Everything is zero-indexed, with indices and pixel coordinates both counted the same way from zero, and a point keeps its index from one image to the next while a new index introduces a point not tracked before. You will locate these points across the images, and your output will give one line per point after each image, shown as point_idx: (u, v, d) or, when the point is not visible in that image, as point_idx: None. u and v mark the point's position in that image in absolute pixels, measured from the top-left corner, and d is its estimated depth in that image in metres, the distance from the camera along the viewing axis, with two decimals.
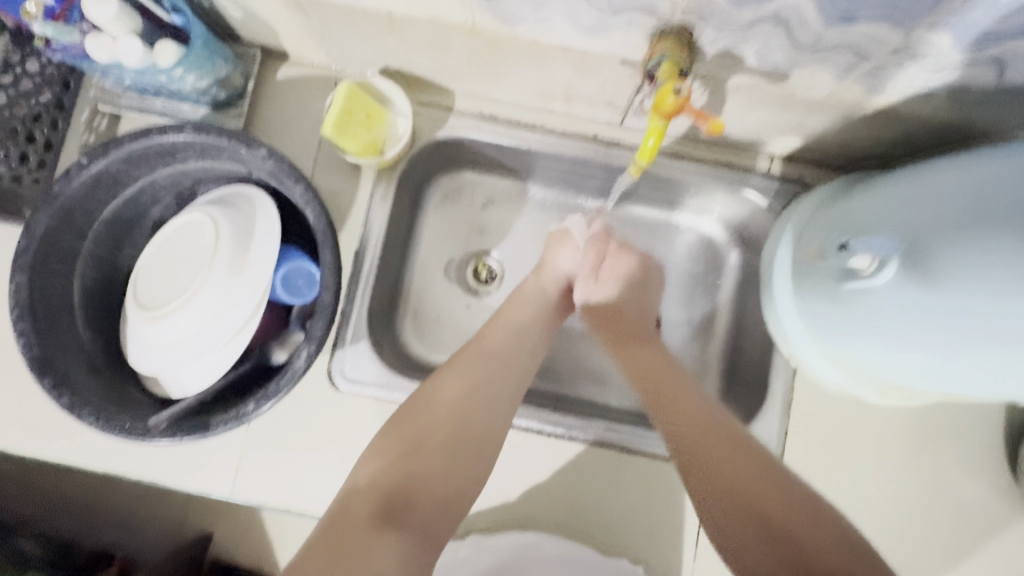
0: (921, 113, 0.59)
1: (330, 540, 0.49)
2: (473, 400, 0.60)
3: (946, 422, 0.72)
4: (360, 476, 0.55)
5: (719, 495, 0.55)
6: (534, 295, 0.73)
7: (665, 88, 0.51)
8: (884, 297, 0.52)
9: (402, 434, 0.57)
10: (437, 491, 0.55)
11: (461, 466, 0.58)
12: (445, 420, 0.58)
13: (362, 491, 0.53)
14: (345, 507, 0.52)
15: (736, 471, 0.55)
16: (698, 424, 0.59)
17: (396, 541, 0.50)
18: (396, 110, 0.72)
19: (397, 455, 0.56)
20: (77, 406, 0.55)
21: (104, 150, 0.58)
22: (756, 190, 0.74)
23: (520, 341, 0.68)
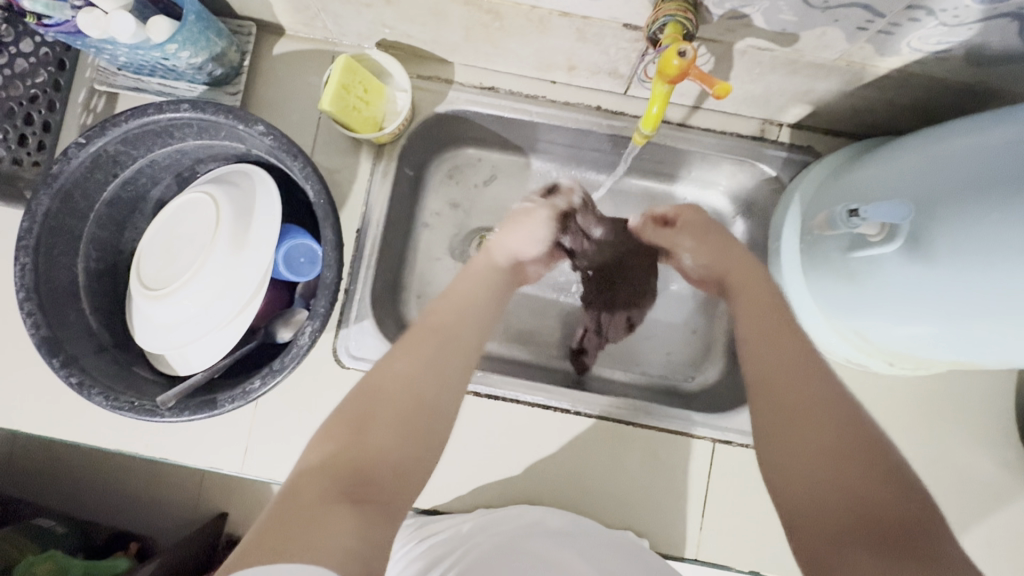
0: (935, 74, 0.57)
1: (274, 523, 0.40)
2: (419, 372, 0.54)
3: (955, 392, 0.71)
4: (308, 462, 0.46)
5: (798, 424, 0.47)
6: (480, 277, 0.67)
7: (670, 50, 0.48)
8: (896, 264, 0.51)
9: (351, 411, 0.50)
10: (390, 463, 0.47)
11: (416, 440, 0.50)
12: (394, 390, 0.52)
13: (310, 473, 0.44)
14: (293, 488, 0.43)
15: (823, 416, 0.47)
16: (781, 362, 0.52)
17: (353, 517, 0.41)
18: (395, 85, 0.71)
19: (349, 433, 0.48)
20: (86, 385, 0.56)
21: (102, 129, 0.58)
22: (763, 160, 0.73)
23: (465, 316, 0.62)
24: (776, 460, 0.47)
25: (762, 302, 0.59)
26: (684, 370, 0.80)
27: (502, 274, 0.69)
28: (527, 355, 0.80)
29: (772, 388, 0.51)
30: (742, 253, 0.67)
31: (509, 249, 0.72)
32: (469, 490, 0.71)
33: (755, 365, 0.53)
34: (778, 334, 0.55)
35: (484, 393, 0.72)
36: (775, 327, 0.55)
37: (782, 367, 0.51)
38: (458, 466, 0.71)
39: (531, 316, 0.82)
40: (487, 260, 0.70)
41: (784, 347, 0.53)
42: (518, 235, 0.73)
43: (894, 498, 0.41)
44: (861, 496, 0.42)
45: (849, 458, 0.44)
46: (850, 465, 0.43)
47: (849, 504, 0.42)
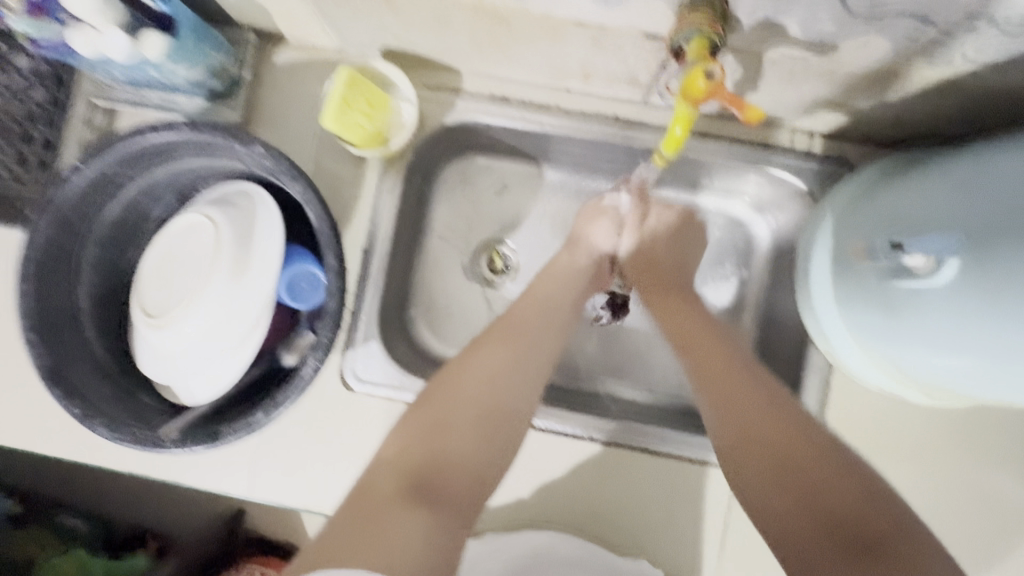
0: (990, 84, 0.51)
1: (348, 520, 0.46)
2: (500, 380, 0.57)
3: (996, 419, 0.67)
4: (387, 452, 0.51)
5: (771, 476, 0.49)
6: (563, 270, 0.68)
7: (695, 70, 0.45)
8: (942, 298, 0.47)
9: (430, 410, 0.54)
10: (462, 465, 0.51)
11: (493, 444, 0.54)
12: (476, 395, 0.55)
13: (387, 465, 0.50)
14: (370, 480, 0.49)
15: (770, 430, 0.51)
16: (786, 469, 0.49)
17: (418, 520, 0.46)
18: (399, 94, 0.67)
19: (425, 434, 0.52)
20: (90, 415, 0.55)
21: (97, 152, 0.56)
22: (791, 172, 0.68)
23: (546, 311, 0.64)
24: (738, 485, 0.51)
25: (718, 373, 0.57)
26: None
27: (585, 278, 0.69)
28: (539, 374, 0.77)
29: (779, 414, 0.52)
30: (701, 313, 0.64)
31: (589, 247, 0.70)
32: (478, 515, 0.69)
33: (719, 424, 0.54)
34: (718, 367, 0.57)
35: None
36: (674, 306, 0.65)
37: (712, 361, 0.58)
38: None
39: None
40: (568, 259, 0.69)
41: (840, 475, 0.47)
42: (599, 232, 0.70)
43: (850, 504, 0.46)
44: (853, 522, 0.45)
45: (807, 467, 0.48)
46: (788, 476, 0.48)
47: (786, 506, 0.47)
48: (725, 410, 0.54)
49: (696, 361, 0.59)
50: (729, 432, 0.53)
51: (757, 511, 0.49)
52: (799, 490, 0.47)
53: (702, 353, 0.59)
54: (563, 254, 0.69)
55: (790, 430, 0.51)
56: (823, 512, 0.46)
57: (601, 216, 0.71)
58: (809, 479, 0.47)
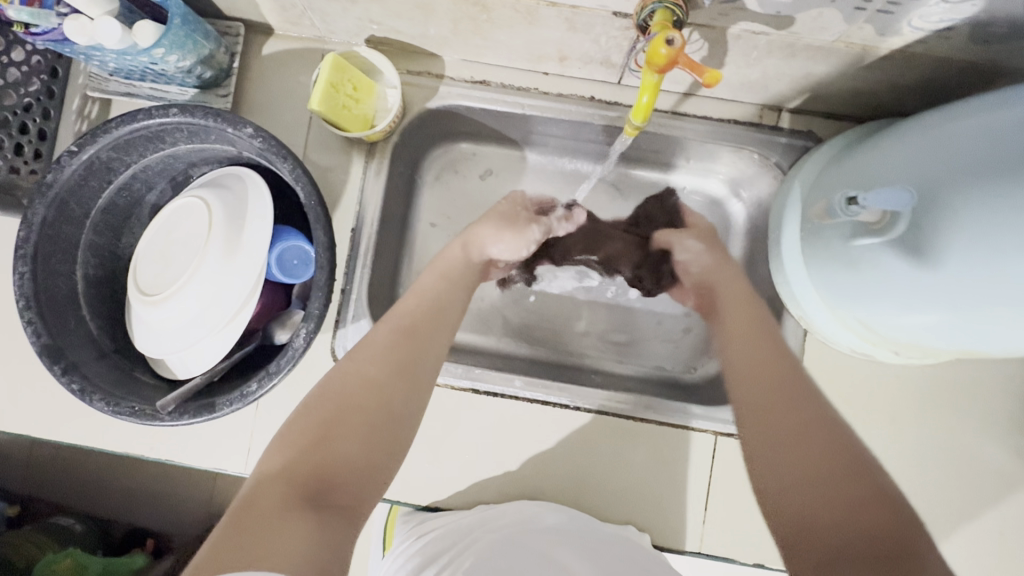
0: (937, 54, 0.55)
1: (226, 536, 0.39)
2: (385, 382, 0.54)
3: (963, 378, 0.70)
4: (268, 467, 0.46)
5: (785, 457, 0.49)
6: (455, 266, 0.68)
7: (657, 38, 0.46)
8: (896, 253, 0.50)
9: (312, 418, 0.50)
10: (355, 474, 0.47)
11: (383, 449, 0.51)
12: (363, 396, 0.52)
13: (271, 478, 0.44)
14: (253, 493, 0.43)
15: (812, 432, 0.49)
16: (803, 447, 0.48)
17: (310, 525, 0.42)
18: (385, 81, 0.70)
19: (310, 441, 0.48)
20: (88, 391, 0.57)
21: (93, 137, 0.58)
22: (761, 147, 0.71)
23: (442, 313, 0.62)
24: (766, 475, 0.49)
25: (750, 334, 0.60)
26: (686, 361, 0.79)
27: (473, 271, 0.70)
28: (527, 350, 0.80)
29: (807, 432, 0.49)
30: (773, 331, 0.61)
31: (481, 250, 0.71)
32: (469, 487, 0.70)
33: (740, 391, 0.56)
34: (775, 377, 0.55)
35: (482, 390, 0.72)
36: (759, 351, 0.58)
37: (775, 383, 0.54)
38: (458, 461, 0.71)
39: (530, 311, 0.81)
40: (462, 257, 0.69)
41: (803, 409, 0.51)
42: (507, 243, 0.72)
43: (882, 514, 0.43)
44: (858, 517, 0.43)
45: (839, 498, 0.44)
46: (831, 489, 0.45)
47: (842, 533, 0.42)
48: (754, 415, 0.53)
49: (745, 364, 0.58)
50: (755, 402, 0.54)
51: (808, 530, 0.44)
52: (813, 530, 0.44)
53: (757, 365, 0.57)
54: (458, 247, 0.70)
55: (846, 470, 0.46)
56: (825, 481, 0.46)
57: (507, 227, 0.72)
58: (817, 518, 0.44)
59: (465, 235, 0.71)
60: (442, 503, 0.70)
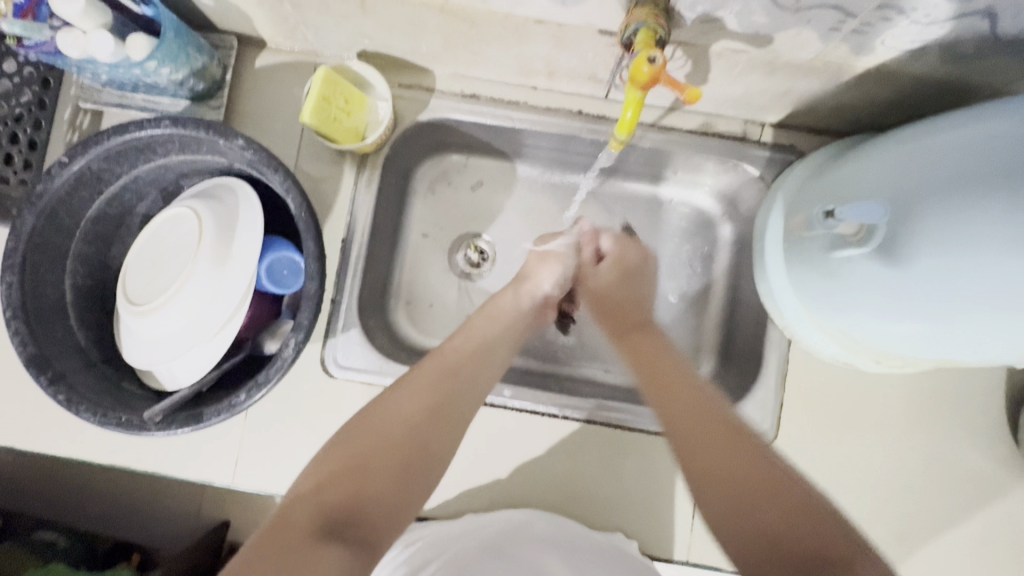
0: (911, 72, 0.56)
1: (251, 561, 0.40)
2: (423, 421, 0.53)
3: (945, 387, 0.71)
4: (297, 491, 0.47)
5: (723, 485, 0.49)
6: (507, 305, 0.68)
7: (640, 57, 0.48)
8: (875, 264, 0.51)
9: (349, 447, 0.50)
10: (384, 511, 0.48)
11: (418, 485, 0.51)
12: (403, 428, 0.52)
13: (302, 506, 0.45)
14: (282, 520, 0.44)
15: (713, 442, 0.52)
16: (712, 448, 0.52)
17: (334, 560, 0.42)
18: (376, 94, 0.71)
19: (343, 472, 0.48)
20: (74, 401, 0.56)
21: (84, 148, 0.58)
22: (745, 161, 0.73)
23: (490, 346, 0.63)
24: (696, 473, 0.52)
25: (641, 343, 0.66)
26: None
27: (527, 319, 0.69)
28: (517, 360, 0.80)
29: (720, 435, 0.52)
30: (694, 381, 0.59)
31: (538, 290, 0.72)
32: (458, 497, 0.70)
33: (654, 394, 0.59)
34: (685, 412, 0.55)
35: None
36: (667, 380, 0.59)
37: (692, 413, 0.55)
38: (447, 471, 0.71)
39: None
40: (515, 301, 0.69)
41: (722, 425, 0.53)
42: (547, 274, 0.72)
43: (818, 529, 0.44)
44: (776, 534, 0.45)
45: (779, 508, 0.46)
46: (760, 512, 0.46)
47: (787, 548, 0.44)
48: (682, 445, 0.54)
49: (672, 371, 0.61)
50: (668, 411, 0.57)
51: (773, 546, 0.45)
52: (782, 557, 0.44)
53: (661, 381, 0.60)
54: (508, 287, 0.70)
55: (767, 484, 0.48)
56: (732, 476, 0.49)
57: (551, 262, 0.73)
58: (778, 535, 0.44)
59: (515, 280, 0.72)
60: (431, 513, 0.70)
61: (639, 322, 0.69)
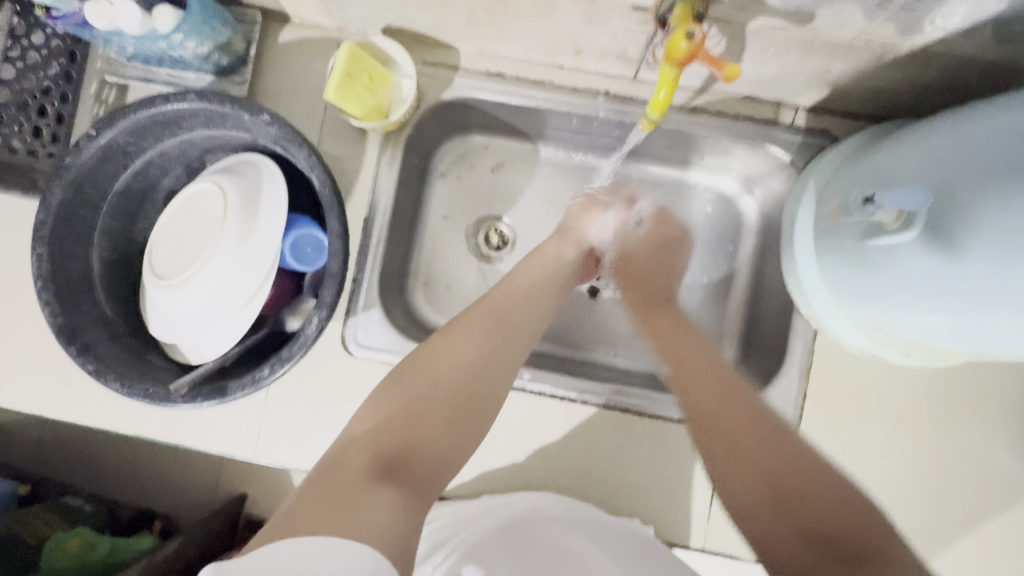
0: (959, 53, 0.54)
1: (317, 491, 0.42)
2: (478, 367, 0.55)
3: (973, 382, 0.69)
4: (357, 429, 0.49)
5: (733, 465, 0.51)
6: (556, 271, 0.68)
7: (677, 32, 0.46)
8: (913, 254, 0.49)
9: (402, 392, 0.52)
10: (437, 450, 0.49)
11: (468, 430, 0.53)
12: (453, 374, 0.54)
13: (357, 445, 0.47)
14: (339, 457, 0.46)
15: (766, 452, 0.50)
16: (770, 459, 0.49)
17: (391, 497, 0.43)
18: (400, 72, 0.70)
19: (396, 414, 0.50)
20: (102, 372, 0.57)
21: (111, 121, 0.58)
22: (776, 145, 0.71)
23: (529, 297, 0.63)
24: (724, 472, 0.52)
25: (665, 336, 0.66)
26: None
27: (566, 268, 0.70)
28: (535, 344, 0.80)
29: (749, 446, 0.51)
30: (710, 355, 0.62)
31: (580, 237, 0.73)
32: (475, 478, 0.71)
33: (688, 404, 0.58)
34: (717, 389, 0.57)
35: None
36: (710, 392, 0.57)
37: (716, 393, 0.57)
38: None
39: None
40: (555, 254, 0.69)
41: (745, 420, 0.53)
42: (592, 223, 0.73)
43: (847, 517, 0.44)
44: (823, 521, 0.44)
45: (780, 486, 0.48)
46: (779, 506, 0.47)
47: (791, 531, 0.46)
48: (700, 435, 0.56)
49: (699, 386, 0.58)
50: (705, 420, 0.56)
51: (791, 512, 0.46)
52: (792, 520, 0.46)
53: (708, 396, 0.57)
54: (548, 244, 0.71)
55: (799, 482, 0.47)
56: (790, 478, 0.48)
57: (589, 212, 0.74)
58: (799, 511, 0.46)
59: (563, 227, 0.73)
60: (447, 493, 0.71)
61: (658, 296, 0.71)
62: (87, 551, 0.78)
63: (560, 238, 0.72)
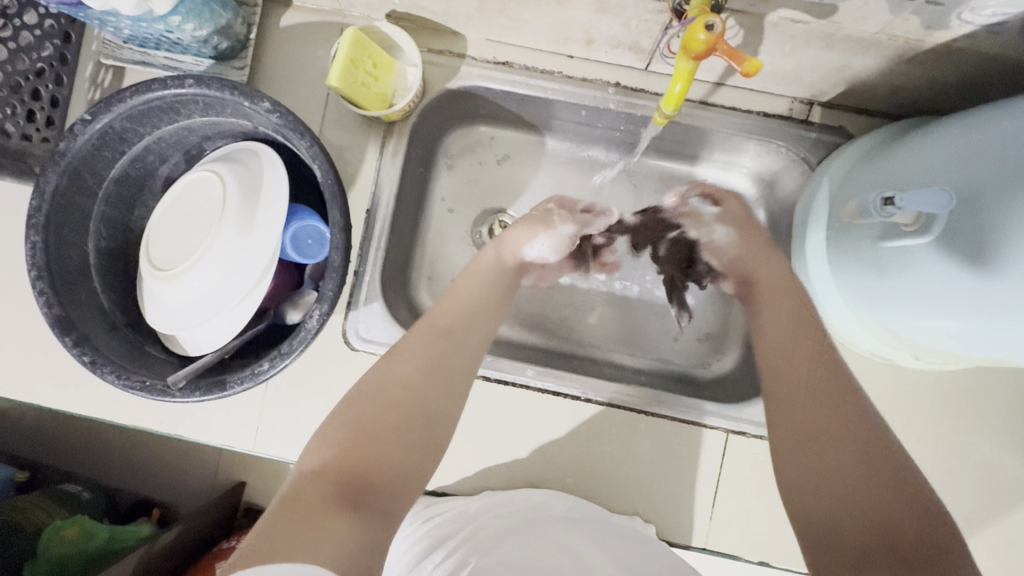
0: (984, 50, 0.52)
1: (264, 533, 0.38)
2: (423, 383, 0.54)
3: (981, 386, 0.68)
4: (306, 469, 0.45)
5: (822, 442, 0.49)
6: (477, 296, 0.65)
7: (696, 23, 0.44)
8: (932, 258, 0.48)
9: (349, 415, 0.49)
10: (391, 469, 0.48)
11: (418, 454, 0.51)
12: (400, 392, 0.52)
13: (308, 476, 0.44)
14: (289, 496, 0.42)
15: (846, 452, 0.48)
16: (813, 403, 0.52)
17: (350, 523, 0.41)
18: (405, 59, 0.68)
19: (343, 441, 0.47)
20: (98, 363, 0.56)
21: (107, 106, 0.56)
22: (789, 142, 0.69)
23: (472, 316, 0.63)
24: (797, 441, 0.51)
25: (807, 361, 0.56)
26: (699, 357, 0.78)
27: (508, 276, 0.70)
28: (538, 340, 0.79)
29: (841, 433, 0.49)
30: (838, 365, 0.56)
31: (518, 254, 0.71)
32: (476, 475, 0.70)
33: (777, 395, 0.55)
34: (831, 398, 0.52)
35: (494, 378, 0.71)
36: (828, 389, 0.53)
37: (805, 389, 0.54)
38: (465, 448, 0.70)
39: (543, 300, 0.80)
40: (495, 259, 0.70)
41: (840, 405, 0.51)
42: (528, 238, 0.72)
43: (903, 508, 0.44)
44: (883, 516, 0.44)
45: (866, 484, 0.46)
46: (869, 490, 0.45)
47: (860, 523, 0.44)
48: (790, 412, 0.53)
49: (805, 386, 0.54)
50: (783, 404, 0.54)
51: (874, 525, 0.44)
52: (844, 498, 0.46)
53: (810, 377, 0.55)
54: (471, 279, 0.67)
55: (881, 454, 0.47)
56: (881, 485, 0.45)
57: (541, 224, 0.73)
58: (884, 509, 0.44)
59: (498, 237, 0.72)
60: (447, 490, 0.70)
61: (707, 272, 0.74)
62: (86, 539, 0.77)
63: (482, 252, 0.71)
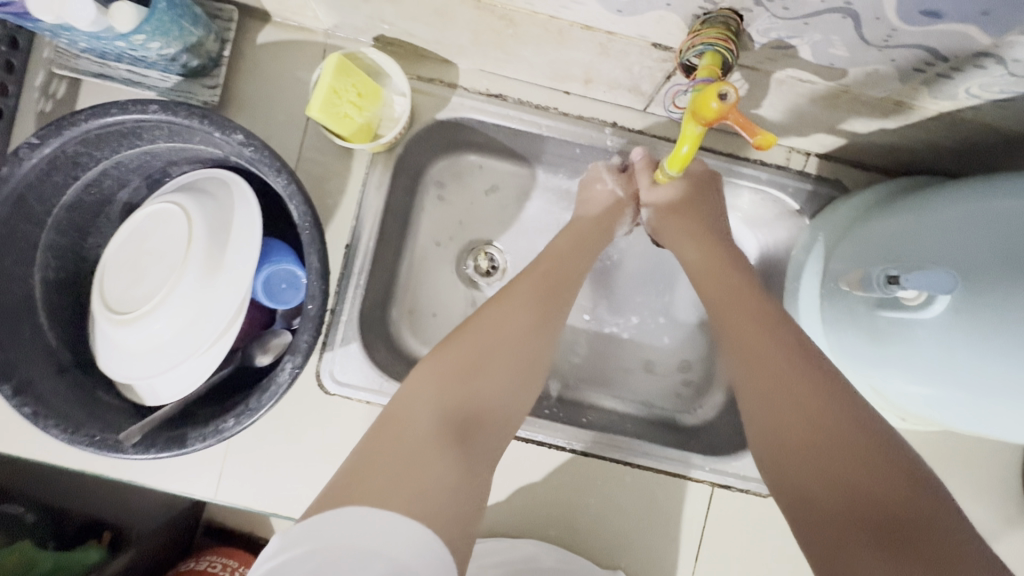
0: (985, 121, 0.52)
1: (370, 453, 0.42)
2: (535, 332, 0.53)
3: (958, 441, 0.69)
4: (417, 385, 0.48)
5: (767, 392, 0.46)
6: (581, 233, 0.63)
7: (708, 90, 0.43)
8: (932, 334, 0.47)
9: (460, 350, 0.50)
10: (499, 409, 0.49)
11: (524, 392, 0.51)
12: (518, 338, 0.52)
13: (424, 397, 0.47)
14: (402, 411, 0.46)
15: (799, 383, 0.45)
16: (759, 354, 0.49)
17: (443, 470, 0.42)
18: (392, 87, 0.64)
19: (456, 370, 0.49)
20: (42, 415, 0.51)
21: (57, 129, 0.51)
22: (784, 192, 0.68)
23: (571, 256, 0.61)
24: (756, 396, 0.47)
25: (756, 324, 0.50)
26: (685, 402, 0.77)
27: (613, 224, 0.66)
28: None
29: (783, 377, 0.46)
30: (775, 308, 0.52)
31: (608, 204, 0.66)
32: None
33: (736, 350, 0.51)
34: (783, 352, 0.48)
35: None
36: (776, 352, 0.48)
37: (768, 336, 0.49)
38: None
39: None
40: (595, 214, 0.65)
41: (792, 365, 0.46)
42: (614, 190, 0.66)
43: (894, 492, 0.38)
44: (864, 488, 0.39)
45: (864, 463, 0.39)
46: (847, 453, 0.40)
47: (833, 489, 0.40)
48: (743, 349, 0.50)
49: (755, 346, 0.49)
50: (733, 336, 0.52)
51: (847, 489, 0.39)
52: (836, 480, 0.40)
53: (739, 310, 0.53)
54: (584, 219, 0.65)
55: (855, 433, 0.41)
56: (839, 442, 0.41)
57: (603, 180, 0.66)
58: (858, 477, 0.39)
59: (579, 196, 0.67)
60: None
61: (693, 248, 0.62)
62: None
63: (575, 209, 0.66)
